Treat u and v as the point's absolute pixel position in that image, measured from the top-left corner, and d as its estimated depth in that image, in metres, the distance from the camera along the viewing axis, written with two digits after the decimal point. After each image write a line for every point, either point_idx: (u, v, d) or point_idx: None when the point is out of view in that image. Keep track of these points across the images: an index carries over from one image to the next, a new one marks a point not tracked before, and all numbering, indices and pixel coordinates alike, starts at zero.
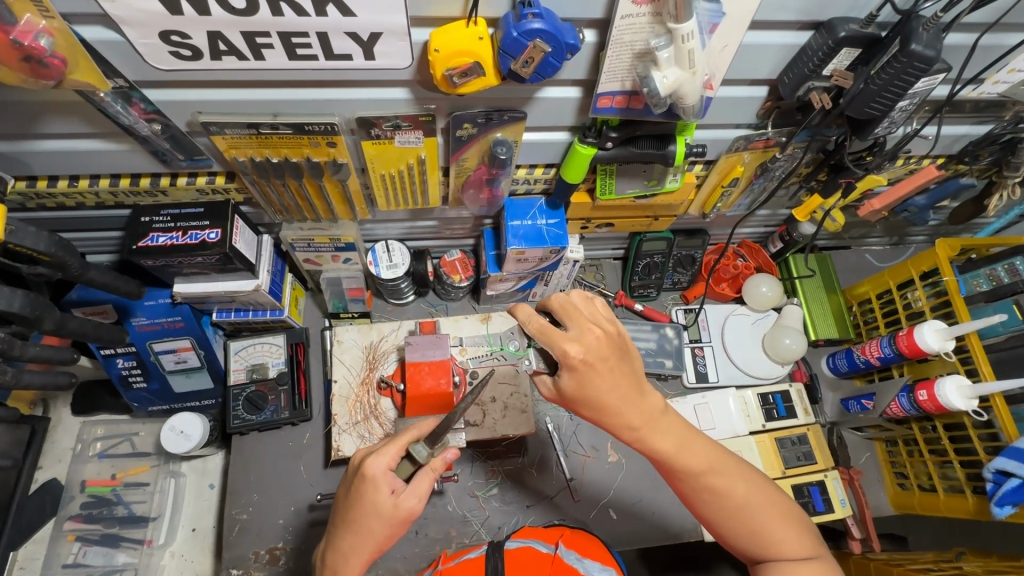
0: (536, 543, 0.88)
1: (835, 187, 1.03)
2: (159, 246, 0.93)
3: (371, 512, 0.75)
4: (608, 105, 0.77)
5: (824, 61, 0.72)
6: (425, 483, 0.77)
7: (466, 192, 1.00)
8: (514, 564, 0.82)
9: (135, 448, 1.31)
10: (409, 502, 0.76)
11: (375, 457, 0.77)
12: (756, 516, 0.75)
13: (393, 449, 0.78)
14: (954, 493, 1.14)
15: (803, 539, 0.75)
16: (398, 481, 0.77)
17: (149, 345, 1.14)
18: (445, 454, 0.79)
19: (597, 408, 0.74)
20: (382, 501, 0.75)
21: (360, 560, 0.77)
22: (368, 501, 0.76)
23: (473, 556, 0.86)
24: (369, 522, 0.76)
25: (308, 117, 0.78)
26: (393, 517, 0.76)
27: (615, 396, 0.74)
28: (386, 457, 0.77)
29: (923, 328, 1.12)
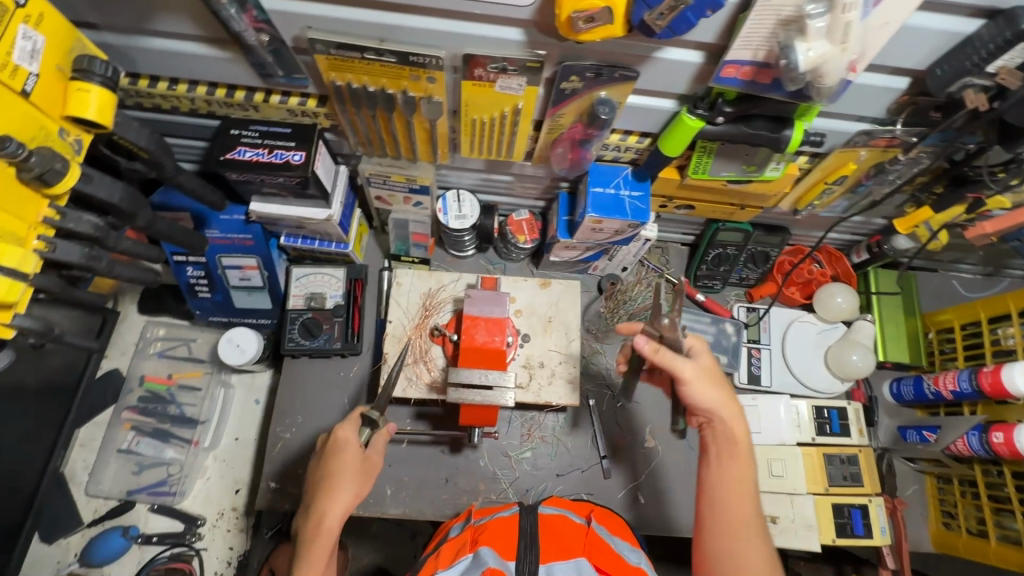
0: (571, 514, 0.89)
1: (956, 201, 0.93)
2: (245, 160, 0.93)
3: (351, 464, 0.88)
4: (732, 74, 0.71)
5: (994, 55, 0.64)
6: (381, 442, 0.95)
7: (554, 150, 0.96)
8: (548, 527, 0.83)
9: (191, 353, 1.37)
10: (377, 455, 0.93)
11: (345, 422, 0.93)
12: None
13: (354, 419, 0.95)
14: (1008, 543, 1.08)
15: None
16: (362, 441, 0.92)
17: (218, 257, 1.17)
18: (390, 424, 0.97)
19: (706, 388, 0.80)
20: (353, 453, 0.90)
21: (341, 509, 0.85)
22: (342, 454, 0.90)
23: (505, 515, 0.86)
24: (341, 469, 0.88)
25: (414, 47, 0.75)
26: (361, 465, 0.90)
27: (711, 384, 0.81)
28: (351, 423, 0.93)
29: (1014, 368, 1.04)
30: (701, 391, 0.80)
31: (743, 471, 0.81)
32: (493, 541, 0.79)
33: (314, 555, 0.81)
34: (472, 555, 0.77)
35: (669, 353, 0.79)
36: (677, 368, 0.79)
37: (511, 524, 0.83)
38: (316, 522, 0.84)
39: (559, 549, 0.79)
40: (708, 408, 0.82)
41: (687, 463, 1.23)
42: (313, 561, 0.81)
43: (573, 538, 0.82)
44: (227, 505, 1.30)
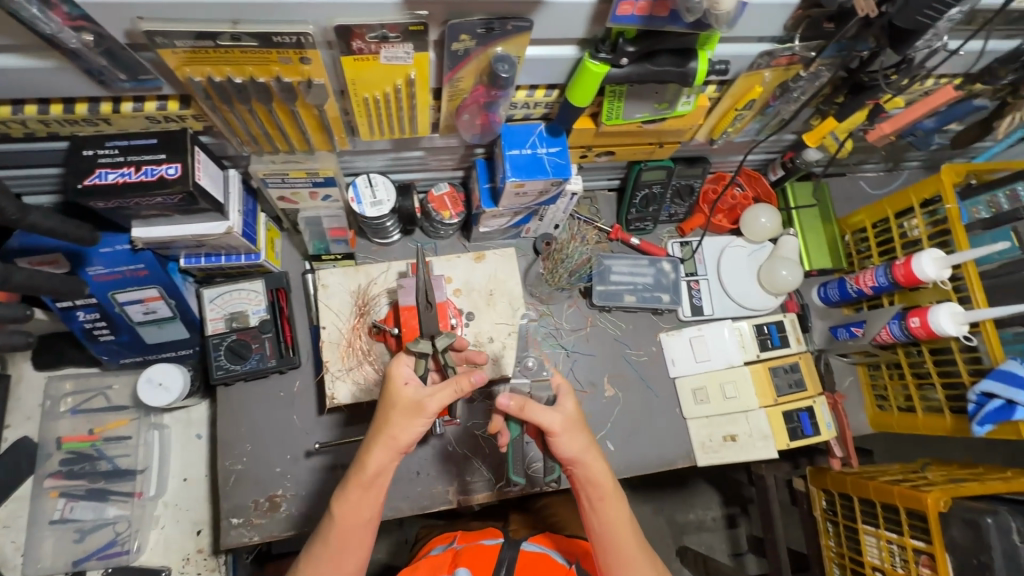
0: (555, 552, 0.93)
1: (857, 107, 0.95)
2: (108, 184, 0.81)
3: (392, 405, 0.80)
4: (629, 12, 0.67)
5: None
6: (446, 392, 0.79)
7: (460, 118, 0.89)
8: (529, 566, 0.88)
9: (111, 402, 1.23)
10: (433, 400, 0.79)
11: (396, 360, 0.83)
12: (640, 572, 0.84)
13: (409, 357, 0.85)
14: (932, 412, 1.20)
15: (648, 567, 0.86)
16: (414, 378, 0.82)
17: (110, 295, 1.03)
18: (473, 376, 0.80)
19: (569, 439, 0.82)
20: (397, 388, 0.80)
21: (384, 459, 0.79)
22: (390, 393, 0.80)
23: (488, 543, 0.91)
24: (393, 410, 0.79)
25: (274, 25, 0.65)
26: (406, 402, 0.79)
27: (572, 435, 0.82)
28: (404, 360, 0.84)
29: (921, 257, 1.11)
30: (565, 443, 0.82)
31: (612, 509, 0.84)
32: (471, 563, 0.87)
33: (347, 492, 0.79)
34: None
35: (540, 412, 0.81)
36: (545, 421, 0.81)
37: (494, 553, 0.89)
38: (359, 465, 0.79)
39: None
40: (578, 458, 0.83)
41: (647, 402, 1.27)
42: (345, 500, 0.79)
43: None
44: (191, 549, 1.22)
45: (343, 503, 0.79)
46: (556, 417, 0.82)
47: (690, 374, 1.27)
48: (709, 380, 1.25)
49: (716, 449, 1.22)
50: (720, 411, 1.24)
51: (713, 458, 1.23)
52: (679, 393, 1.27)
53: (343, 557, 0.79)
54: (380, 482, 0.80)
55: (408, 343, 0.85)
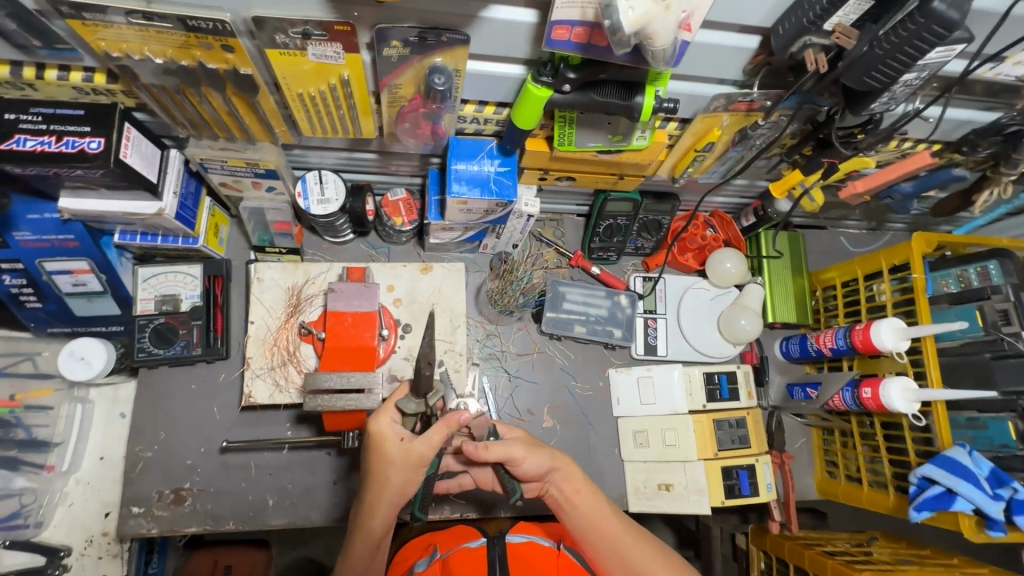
0: (541, 536, 0.83)
1: (817, 165, 0.92)
2: (26, 150, 0.78)
3: (385, 464, 0.76)
4: (565, 37, 0.63)
5: (828, 11, 0.59)
6: (437, 435, 0.76)
7: (401, 125, 0.85)
8: (519, 558, 0.79)
9: (38, 369, 1.20)
10: (426, 447, 0.76)
11: (379, 415, 0.79)
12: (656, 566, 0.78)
13: (394, 409, 0.80)
14: (878, 487, 1.14)
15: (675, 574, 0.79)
16: (405, 431, 0.78)
17: (38, 263, 1.00)
18: (459, 414, 0.77)
19: (535, 456, 0.80)
20: (392, 448, 0.77)
21: (390, 516, 0.78)
22: (381, 452, 0.77)
23: (472, 548, 0.80)
24: (388, 471, 0.76)
25: (190, 9, 0.62)
26: (404, 462, 0.76)
27: (536, 451, 0.80)
28: (390, 415, 0.79)
29: (881, 325, 1.06)
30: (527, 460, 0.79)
31: (589, 502, 0.81)
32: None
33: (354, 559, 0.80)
34: None
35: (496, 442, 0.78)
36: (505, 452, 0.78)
37: (479, 555, 0.79)
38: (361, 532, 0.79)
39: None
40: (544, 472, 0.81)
41: (585, 439, 1.22)
42: (353, 560, 0.80)
43: (546, 569, 0.78)
44: (96, 530, 1.18)
45: (351, 565, 0.80)
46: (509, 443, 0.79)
47: (633, 416, 1.23)
48: (651, 424, 1.21)
49: (649, 496, 1.17)
50: (658, 458, 1.19)
51: (645, 506, 1.17)
52: (620, 432, 1.23)
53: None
54: (383, 534, 0.79)
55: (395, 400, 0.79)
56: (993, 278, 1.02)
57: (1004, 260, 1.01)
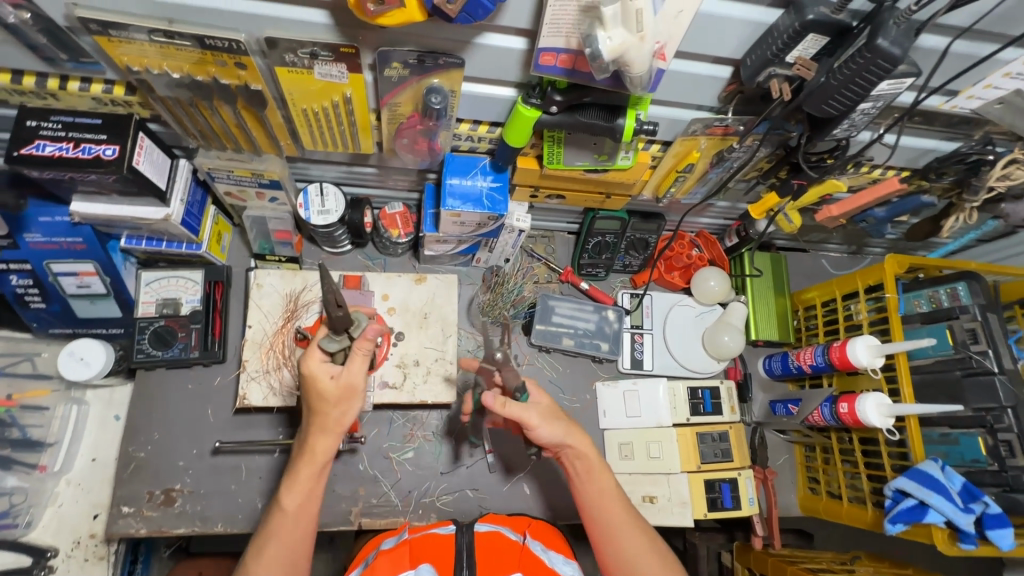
0: (507, 530, 0.91)
1: (789, 188, 0.98)
2: (45, 156, 0.83)
3: (324, 400, 0.80)
4: (551, 63, 0.69)
5: (789, 45, 0.65)
6: (359, 361, 0.80)
7: (400, 141, 0.90)
8: (485, 544, 0.87)
9: (36, 370, 1.23)
10: (358, 377, 0.80)
11: (307, 357, 0.80)
12: (648, 560, 0.83)
13: (319, 347, 0.81)
14: (857, 503, 1.16)
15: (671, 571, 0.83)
16: (334, 368, 0.80)
17: (46, 264, 1.04)
18: (369, 333, 0.79)
19: (549, 427, 0.83)
20: (324, 384, 0.79)
21: (332, 443, 0.83)
22: (318, 391, 0.79)
23: (443, 534, 0.90)
24: (324, 405, 0.80)
25: (208, 29, 0.68)
26: (338, 394, 0.80)
27: (552, 422, 0.84)
28: (316, 353, 0.80)
29: (856, 342, 1.10)
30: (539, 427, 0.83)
31: (601, 484, 0.86)
32: (430, 558, 0.85)
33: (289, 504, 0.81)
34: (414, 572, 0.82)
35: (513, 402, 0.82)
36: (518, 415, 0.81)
37: (448, 542, 0.88)
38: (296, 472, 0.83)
39: (491, 570, 0.83)
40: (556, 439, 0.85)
41: None
42: (298, 485, 0.82)
43: (509, 556, 0.86)
44: (83, 532, 1.18)
45: (296, 490, 0.81)
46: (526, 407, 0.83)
47: (619, 429, 1.25)
48: (636, 437, 1.23)
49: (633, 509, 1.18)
50: (643, 470, 1.20)
51: None
52: (606, 445, 1.25)
53: (302, 538, 0.82)
54: (326, 457, 0.83)
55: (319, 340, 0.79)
56: (962, 299, 1.06)
57: (972, 282, 1.06)
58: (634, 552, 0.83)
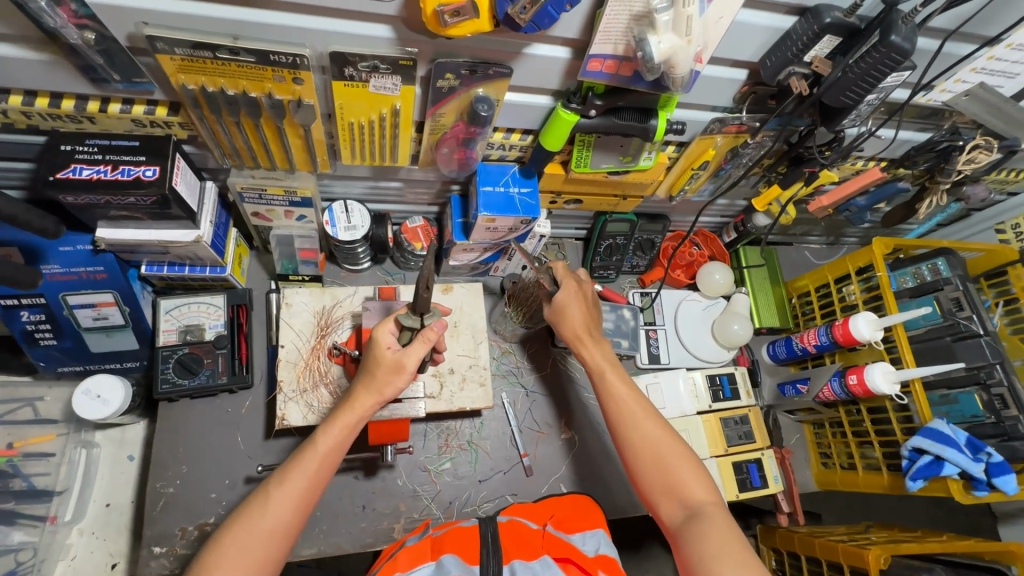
0: (526, 520, 0.96)
1: (796, 177, 1.07)
2: (82, 180, 0.81)
3: (376, 366, 0.85)
4: (598, 68, 0.75)
5: (808, 46, 0.73)
6: (421, 347, 0.84)
7: (439, 151, 0.95)
8: (507, 534, 0.90)
9: (38, 415, 1.16)
10: (414, 359, 0.84)
11: (377, 326, 0.86)
12: (667, 450, 0.91)
13: (394, 323, 0.87)
14: (871, 470, 1.24)
15: (691, 472, 0.90)
16: (397, 345, 0.86)
17: (61, 296, 1.00)
18: (435, 325, 0.84)
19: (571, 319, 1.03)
20: (380, 351, 0.84)
21: (371, 405, 0.86)
22: (373, 359, 0.85)
23: (466, 526, 0.91)
24: (377, 371, 0.84)
25: (273, 45, 0.70)
26: (389, 365, 0.84)
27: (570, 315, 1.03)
28: (389, 327, 0.86)
29: (858, 318, 1.19)
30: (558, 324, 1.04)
31: (615, 388, 0.98)
32: (455, 549, 0.86)
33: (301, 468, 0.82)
34: (435, 563, 0.83)
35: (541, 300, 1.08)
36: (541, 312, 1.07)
37: (472, 533, 0.89)
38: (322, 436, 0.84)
39: (521, 554, 0.86)
40: (572, 334, 1.03)
41: (602, 446, 1.27)
42: (333, 429, 0.84)
43: (530, 542, 0.90)
44: None
45: (331, 434, 0.84)
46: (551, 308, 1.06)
47: None
48: None
49: None
50: None
51: None
52: None
53: (315, 486, 0.82)
54: (365, 412, 0.85)
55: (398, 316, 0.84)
56: (942, 272, 1.18)
57: (949, 256, 1.19)
58: (654, 442, 0.92)
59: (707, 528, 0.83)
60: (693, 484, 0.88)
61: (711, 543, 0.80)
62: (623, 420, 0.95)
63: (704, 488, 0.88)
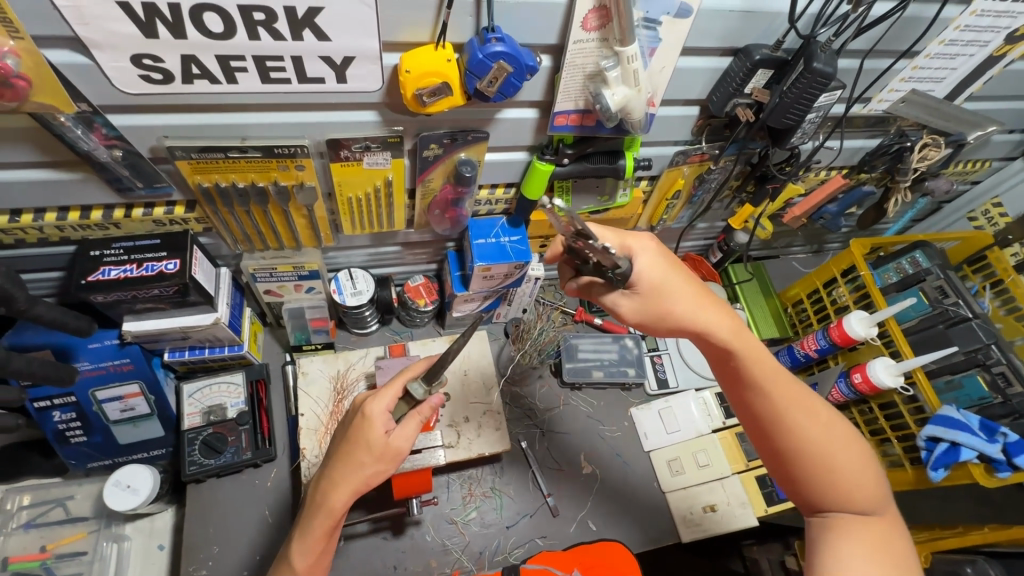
0: (556, 569, 0.98)
1: (764, 195, 1.15)
2: (111, 279, 0.88)
3: (363, 446, 0.80)
4: (564, 122, 0.85)
5: (745, 80, 0.83)
6: (412, 426, 0.82)
7: (431, 213, 1.03)
8: None
9: (69, 514, 1.17)
10: (402, 444, 0.81)
11: (373, 397, 0.81)
12: (838, 456, 0.78)
13: (392, 394, 0.83)
14: (896, 467, 1.23)
15: (863, 480, 0.78)
16: (389, 424, 0.82)
17: (90, 393, 1.05)
18: (434, 400, 0.82)
19: (678, 293, 0.80)
20: (376, 436, 0.80)
21: (347, 501, 0.81)
22: (362, 432, 0.80)
23: None
24: (361, 455, 0.80)
25: (276, 140, 0.80)
26: (381, 450, 0.80)
27: (671, 289, 0.80)
28: (384, 399, 0.81)
29: (850, 318, 1.24)
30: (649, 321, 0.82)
31: (775, 384, 0.79)
32: None
33: None
34: None
35: (606, 290, 0.84)
36: (616, 309, 0.84)
37: None
38: (301, 549, 0.81)
39: None
40: (686, 313, 0.80)
41: (624, 476, 1.28)
42: (309, 543, 0.81)
43: None
44: None
45: (308, 549, 0.81)
46: (632, 299, 0.82)
47: (664, 447, 1.31)
48: (682, 451, 1.29)
49: (697, 521, 1.21)
50: (697, 482, 1.25)
51: (697, 533, 1.21)
52: (655, 465, 1.30)
53: None
54: (342, 512, 0.81)
55: (409, 387, 0.81)
56: (922, 263, 1.24)
57: (925, 249, 1.25)
58: (823, 450, 0.78)
59: (860, 541, 0.75)
60: (861, 495, 0.77)
61: (868, 562, 0.72)
62: (783, 421, 0.79)
63: (871, 499, 0.78)
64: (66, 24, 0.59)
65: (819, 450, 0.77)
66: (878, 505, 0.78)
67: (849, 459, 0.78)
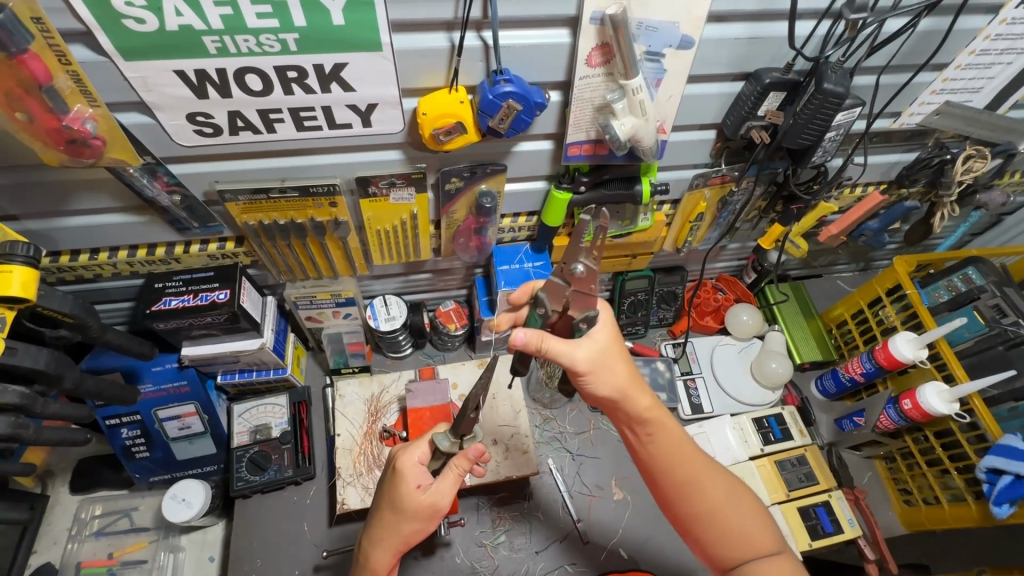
0: None
1: (792, 216, 1.13)
2: (171, 308, 0.97)
3: (400, 506, 0.83)
4: (578, 153, 0.88)
5: (758, 103, 0.83)
6: (450, 477, 0.83)
7: (456, 242, 1.08)
8: None
9: (134, 523, 1.29)
10: (434, 497, 0.83)
11: (404, 451, 0.86)
12: (734, 507, 0.82)
13: (423, 448, 0.86)
14: (957, 501, 1.15)
15: (763, 526, 0.83)
16: (422, 480, 0.85)
17: (153, 412, 1.15)
18: (468, 451, 0.82)
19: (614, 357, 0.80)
20: (409, 493, 0.83)
21: (389, 561, 0.85)
22: (399, 488, 0.84)
23: None
24: (402, 516, 0.83)
25: (311, 181, 0.87)
26: (423, 507, 0.83)
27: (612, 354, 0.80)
28: (416, 454, 0.85)
29: (896, 339, 1.17)
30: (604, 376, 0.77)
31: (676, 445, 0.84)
32: None
33: None
34: None
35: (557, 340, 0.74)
36: (573, 356, 0.76)
37: None
38: None
39: None
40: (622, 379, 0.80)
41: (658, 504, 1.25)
42: None
43: None
44: None
45: None
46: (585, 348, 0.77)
47: None
48: None
49: None
50: None
51: None
52: None
53: None
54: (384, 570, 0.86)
55: (439, 437, 0.84)
56: (975, 281, 1.16)
57: (979, 265, 1.18)
58: (720, 502, 0.82)
59: None
60: (760, 540, 0.81)
61: None
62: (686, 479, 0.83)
63: (771, 542, 0.82)
64: (134, 91, 0.69)
65: (717, 505, 0.82)
66: (780, 547, 0.82)
67: (746, 508, 0.83)
